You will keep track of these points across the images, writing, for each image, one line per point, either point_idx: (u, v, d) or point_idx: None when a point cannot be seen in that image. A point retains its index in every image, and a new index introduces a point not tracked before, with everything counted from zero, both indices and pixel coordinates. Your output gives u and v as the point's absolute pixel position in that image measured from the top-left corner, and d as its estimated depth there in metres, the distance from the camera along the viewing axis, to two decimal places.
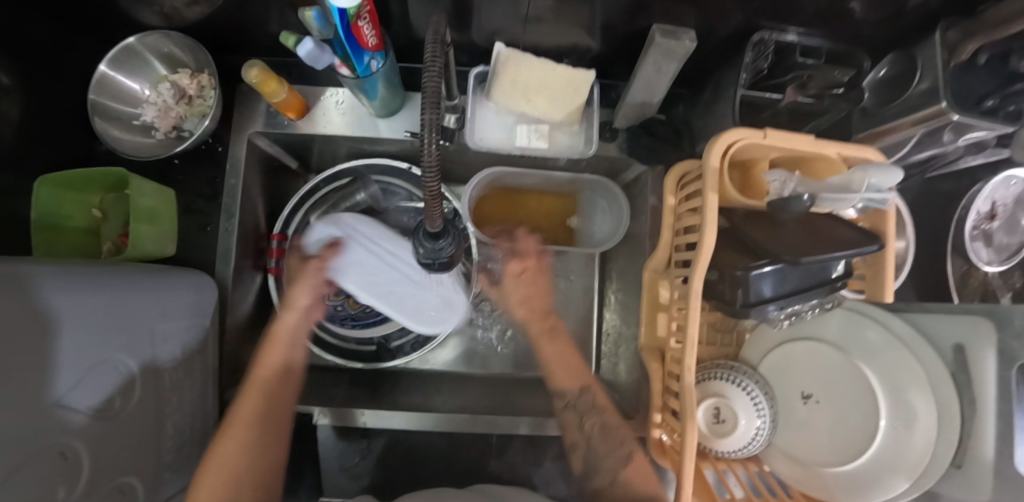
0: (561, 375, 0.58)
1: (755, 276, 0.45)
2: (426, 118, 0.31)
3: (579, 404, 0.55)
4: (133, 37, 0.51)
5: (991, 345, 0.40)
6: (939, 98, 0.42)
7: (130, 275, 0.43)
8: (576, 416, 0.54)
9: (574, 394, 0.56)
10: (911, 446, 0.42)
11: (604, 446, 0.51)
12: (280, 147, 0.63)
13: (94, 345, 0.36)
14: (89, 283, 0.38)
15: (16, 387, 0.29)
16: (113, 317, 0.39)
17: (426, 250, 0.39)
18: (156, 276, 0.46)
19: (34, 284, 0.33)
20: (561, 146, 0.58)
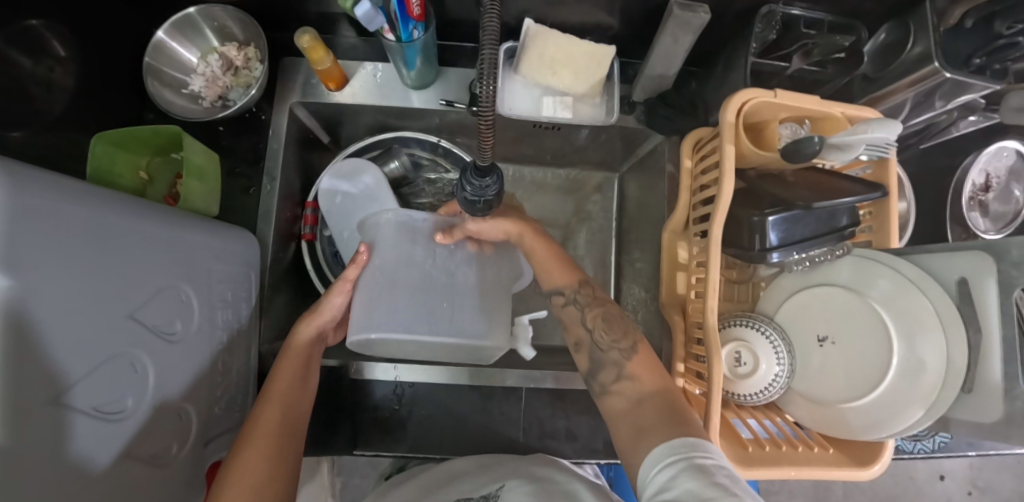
0: (554, 272, 0.52)
1: (769, 223, 0.49)
2: (486, 54, 0.35)
3: (579, 297, 0.51)
4: (193, 8, 0.56)
5: (992, 276, 0.44)
6: (932, 59, 0.47)
7: (191, 218, 0.47)
8: (576, 311, 0.51)
9: (572, 288, 0.51)
10: (921, 379, 0.46)
11: (609, 336, 0.48)
12: (315, 120, 0.66)
13: (159, 270, 0.40)
14: (159, 217, 0.42)
15: (97, 293, 0.33)
16: (175, 251, 0.43)
17: (473, 189, 0.43)
18: (209, 223, 0.50)
19: (119, 205, 0.37)
20: (586, 116, 0.61)
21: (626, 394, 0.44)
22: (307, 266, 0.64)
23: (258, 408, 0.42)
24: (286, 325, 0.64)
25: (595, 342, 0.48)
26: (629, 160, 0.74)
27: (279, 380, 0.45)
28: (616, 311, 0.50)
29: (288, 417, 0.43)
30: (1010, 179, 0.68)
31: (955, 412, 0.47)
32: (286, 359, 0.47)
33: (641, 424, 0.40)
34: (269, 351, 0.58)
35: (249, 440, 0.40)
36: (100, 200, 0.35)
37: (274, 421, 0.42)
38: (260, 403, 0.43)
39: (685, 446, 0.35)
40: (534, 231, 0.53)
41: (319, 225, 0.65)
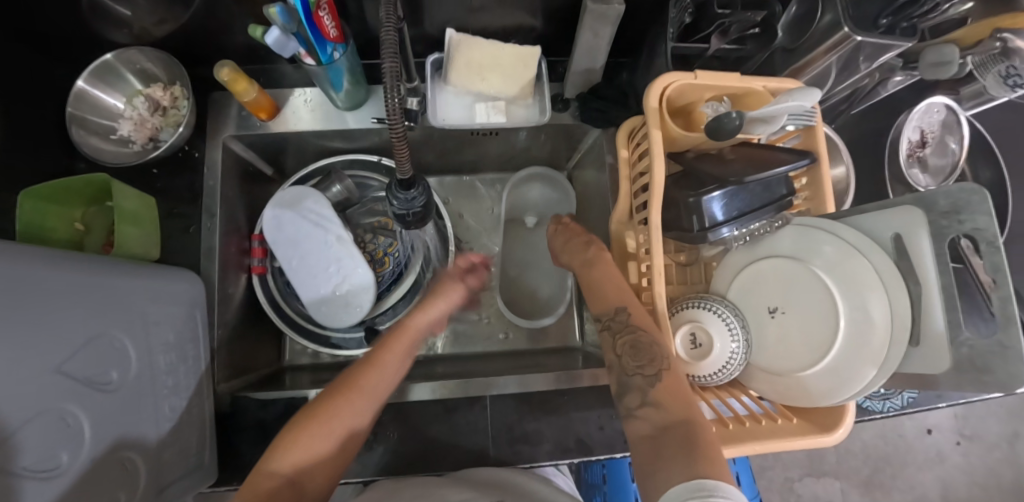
0: (605, 297, 0.54)
1: (706, 200, 0.50)
2: (388, 65, 0.35)
3: (614, 323, 0.51)
4: (110, 53, 0.55)
5: (924, 227, 0.45)
6: (843, 25, 0.49)
7: (121, 266, 0.46)
8: (611, 336, 0.51)
9: (610, 313, 0.52)
10: (871, 340, 0.46)
11: (633, 362, 0.47)
12: (253, 151, 0.66)
13: (89, 319, 0.39)
14: (83, 265, 0.40)
15: (15, 348, 0.31)
16: (103, 298, 0.41)
17: (399, 202, 0.43)
18: (139, 267, 0.48)
19: (34, 257, 0.36)
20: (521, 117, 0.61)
21: (650, 420, 0.44)
22: (260, 298, 0.64)
23: (360, 367, 0.49)
24: (243, 362, 0.63)
25: (622, 367, 0.49)
26: (574, 157, 0.75)
27: (385, 354, 0.51)
28: (648, 337, 0.48)
29: (378, 391, 0.48)
30: (944, 133, 0.71)
31: (908, 367, 0.47)
32: (401, 334, 0.53)
33: (661, 453, 0.40)
34: (227, 390, 0.58)
35: (339, 395, 0.46)
36: (7, 256, 0.33)
37: (365, 388, 0.47)
38: (364, 362, 0.50)
39: (698, 490, 0.34)
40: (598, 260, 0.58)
41: (269, 257, 0.65)
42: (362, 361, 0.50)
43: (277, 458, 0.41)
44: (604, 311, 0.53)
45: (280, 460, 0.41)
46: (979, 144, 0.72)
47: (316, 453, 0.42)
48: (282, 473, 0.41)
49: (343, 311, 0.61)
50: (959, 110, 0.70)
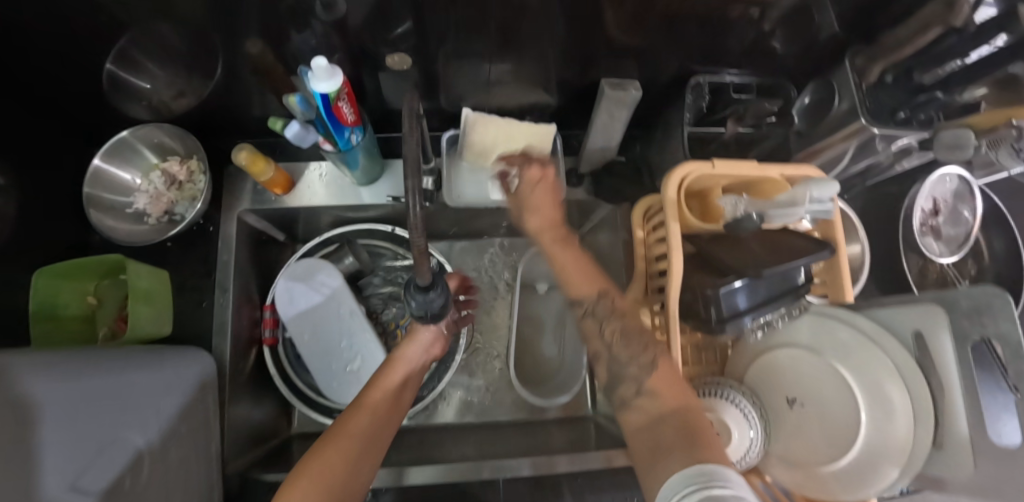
0: (577, 280, 0.50)
1: (726, 292, 0.49)
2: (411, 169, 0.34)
3: (597, 309, 0.49)
4: (128, 131, 0.56)
5: (946, 327, 0.44)
6: (859, 116, 0.49)
7: (119, 369, 0.46)
8: (595, 323, 0.49)
9: (592, 298, 0.49)
10: (891, 433, 0.45)
11: (628, 352, 0.45)
12: (267, 222, 0.66)
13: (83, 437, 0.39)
14: None
15: None
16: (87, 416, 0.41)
17: (418, 303, 0.42)
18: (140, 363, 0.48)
19: None
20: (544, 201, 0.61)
21: (647, 409, 0.41)
22: (270, 370, 0.63)
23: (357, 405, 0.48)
24: (251, 437, 0.62)
25: (615, 355, 0.46)
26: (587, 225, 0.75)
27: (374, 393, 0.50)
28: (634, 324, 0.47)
29: (370, 427, 0.46)
30: (957, 202, 0.71)
31: (933, 468, 0.45)
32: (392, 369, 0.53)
33: (659, 441, 0.38)
34: (236, 469, 0.57)
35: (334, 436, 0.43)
36: None
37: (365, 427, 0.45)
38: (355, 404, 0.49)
39: (702, 476, 0.31)
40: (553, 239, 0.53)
41: (280, 327, 0.65)
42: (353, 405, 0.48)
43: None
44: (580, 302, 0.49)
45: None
46: (992, 213, 0.73)
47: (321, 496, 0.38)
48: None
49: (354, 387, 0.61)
50: (971, 179, 0.70)
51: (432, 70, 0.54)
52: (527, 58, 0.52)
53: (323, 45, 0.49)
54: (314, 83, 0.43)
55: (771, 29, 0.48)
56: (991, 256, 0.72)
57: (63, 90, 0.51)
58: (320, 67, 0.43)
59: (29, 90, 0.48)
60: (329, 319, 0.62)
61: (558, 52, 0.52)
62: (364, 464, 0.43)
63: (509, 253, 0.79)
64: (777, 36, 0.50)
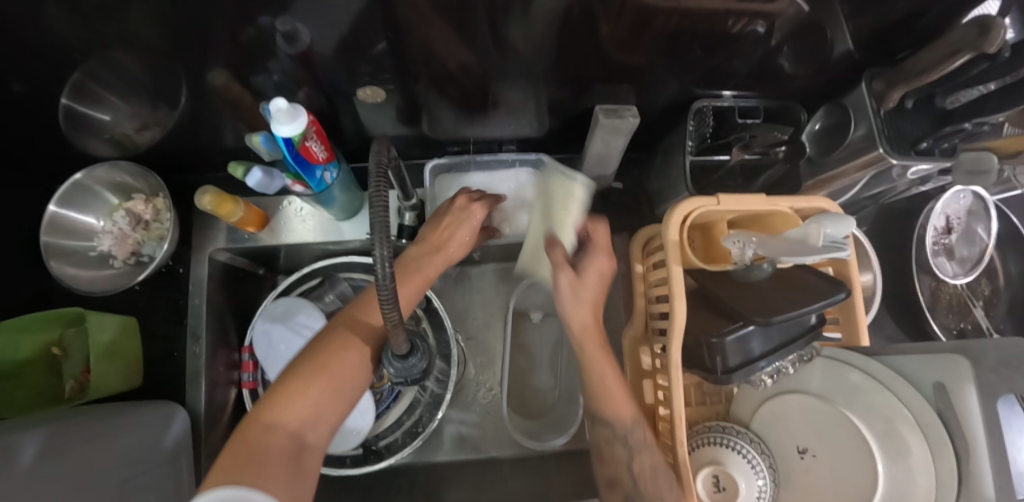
0: (613, 405, 0.44)
1: (731, 341, 0.45)
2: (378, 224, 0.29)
3: (630, 440, 0.43)
4: (80, 173, 0.51)
5: (971, 380, 0.41)
6: (877, 144, 0.45)
7: (113, 431, 0.44)
8: (624, 451, 0.43)
9: (628, 428, 0.44)
10: (911, 488, 0.41)
11: (655, 478, 0.41)
12: (243, 258, 0.62)
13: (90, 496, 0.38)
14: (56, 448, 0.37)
15: None
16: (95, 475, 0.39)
17: (396, 370, 0.38)
18: (130, 427, 0.46)
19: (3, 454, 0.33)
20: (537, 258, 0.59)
21: None
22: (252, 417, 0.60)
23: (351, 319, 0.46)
24: None
25: (637, 480, 0.42)
26: None
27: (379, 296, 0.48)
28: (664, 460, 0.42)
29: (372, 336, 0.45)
30: (971, 220, 0.67)
31: None
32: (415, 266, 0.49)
33: None
34: None
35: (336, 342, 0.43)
36: None
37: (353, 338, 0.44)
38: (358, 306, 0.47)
39: None
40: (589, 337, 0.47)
41: (260, 370, 0.61)
42: (353, 309, 0.47)
43: (278, 411, 0.36)
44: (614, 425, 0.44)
45: (283, 412, 0.36)
46: (1008, 232, 0.69)
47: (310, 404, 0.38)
48: (289, 425, 0.36)
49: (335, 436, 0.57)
50: (987, 196, 0.66)
51: (411, 97, 0.50)
52: (514, 81, 0.48)
53: (290, 76, 0.45)
54: (277, 128, 0.40)
55: (779, 45, 0.44)
56: (1007, 278, 0.68)
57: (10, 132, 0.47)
58: (280, 109, 0.39)
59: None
60: None
61: (548, 74, 0.47)
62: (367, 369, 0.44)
63: (502, 280, 0.76)
64: (787, 56, 0.45)
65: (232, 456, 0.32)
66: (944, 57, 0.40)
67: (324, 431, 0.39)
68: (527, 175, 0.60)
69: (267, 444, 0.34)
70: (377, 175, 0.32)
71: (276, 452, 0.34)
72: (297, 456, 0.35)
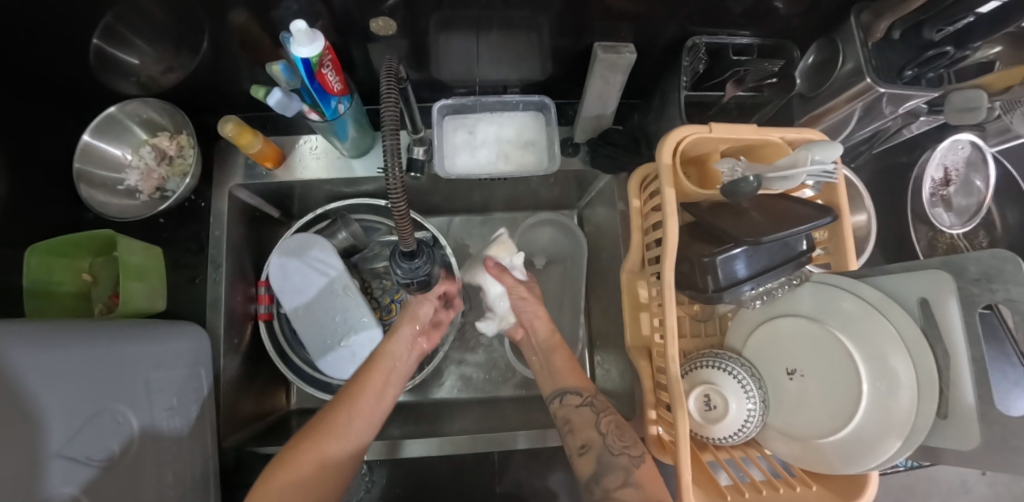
0: (568, 376, 0.58)
1: (722, 260, 0.47)
2: (387, 117, 0.32)
3: (595, 400, 0.54)
4: (114, 107, 0.56)
5: (954, 294, 0.42)
6: (865, 75, 0.47)
7: (74, 330, 0.41)
8: (591, 413, 0.53)
9: (586, 395, 0.55)
10: (893, 403, 0.44)
11: (619, 442, 0.50)
12: (260, 198, 0.66)
13: (73, 398, 0.37)
14: (89, 337, 0.42)
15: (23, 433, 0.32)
16: (74, 373, 0.38)
17: (403, 271, 0.41)
18: (94, 327, 0.43)
19: (48, 335, 0.38)
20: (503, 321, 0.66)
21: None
22: (268, 348, 0.64)
23: (330, 412, 0.49)
24: (252, 411, 0.63)
25: (608, 445, 0.50)
26: (584, 198, 0.75)
27: (350, 395, 0.51)
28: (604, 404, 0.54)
29: (344, 436, 0.48)
30: (970, 171, 0.68)
31: (932, 440, 0.44)
32: (375, 369, 0.53)
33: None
34: (232, 444, 0.58)
35: (312, 444, 0.47)
36: (21, 334, 0.35)
37: (327, 436, 0.47)
38: (336, 404, 0.50)
39: None
40: (562, 356, 0.60)
41: (275, 303, 0.66)
42: (331, 408, 0.50)
43: None
44: (564, 389, 0.56)
45: None
46: (1006, 182, 0.69)
47: None
48: None
49: (347, 362, 0.61)
50: (985, 147, 0.67)
51: (417, 40, 0.53)
52: (518, 25, 0.50)
53: (306, 15, 0.47)
54: (296, 49, 0.42)
55: None
56: (1004, 228, 0.69)
57: (56, 76, 0.50)
58: (300, 31, 0.41)
59: (25, 74, 0.48)
60: (325, 294, 0.62)
61: (552, 20, 0.50)
62: (342, 464, 0.48)
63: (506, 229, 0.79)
64: None
65: None
66: None
67: None
68: (527, 119, 0.63)
69: None
70: (387, 84, 0.35)
71: None
72: None
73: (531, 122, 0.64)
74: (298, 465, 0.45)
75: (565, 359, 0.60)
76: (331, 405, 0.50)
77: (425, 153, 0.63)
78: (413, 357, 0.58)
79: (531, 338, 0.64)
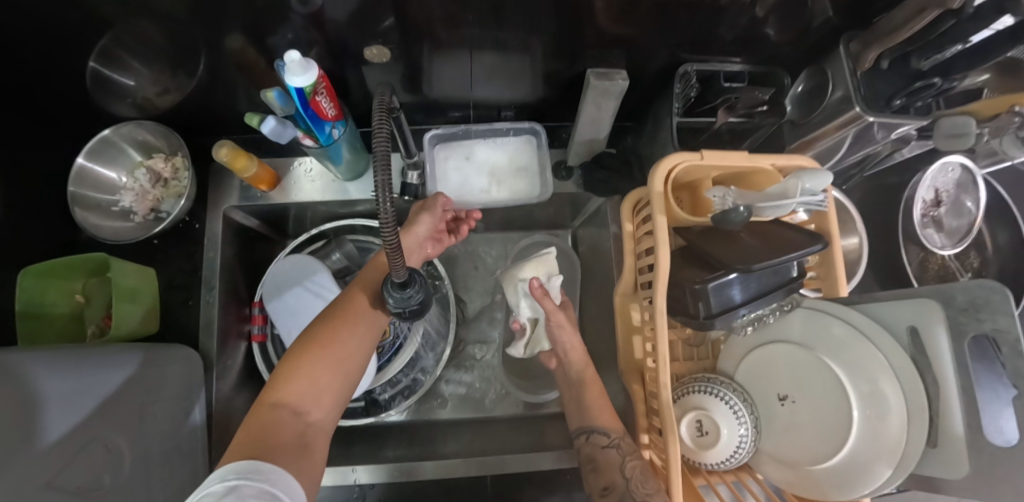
0: (601, 415, 0.54)
1: (713, 287, 0.47)
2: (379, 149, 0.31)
3: (621, 442, 0.51)
4: (109, 130, 0.56)
5: (942, 324, 0.43)
6: (854, 104, 0.48)
7: (84, 358, 0.44)
8: (616, 455, 0.50)
9: (615, 433, 0.52)
10: (884, 429, 0.44)
11: (644, 490, 0.46)
12: (255, 218, 0.66)
13: (56, 432, 0.38)
14: (85, 368, 0.42)
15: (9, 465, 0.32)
16: (64, 406, 0.39)
17: (395, 301, 0.41)
18: (100, 353, 0.45)
19: (41, 368, 0.40)
20: (533, 347, 0.66)
21: None
22: (262, 371, 0.64)
23: (349, 297, 0.49)
24: None
25: (630, 491, 0.46)
26: (579, 218, 0.75)
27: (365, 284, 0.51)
28: (628, 449, 0.51)
29: (365, 317, 0.48)
30: (961, 192, 0.68)
31: (925, 468, 0.44)
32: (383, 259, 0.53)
33: None
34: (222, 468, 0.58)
35: (330, 323, 0.46)
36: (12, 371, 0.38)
37: (351, 315, 0.47)
38: (348, 293, 0.50)
39: None
40: (594, 389, 0.57)
41: (269, 324, 0.66)
42: (345, 292, 0.50)
43: (280, 388, 0.40)
44: (592, 427, 0.53)
45: (286, 388, 0.40)
46: (996, 204, 0.70)
47: (318, 384, 0.42)
48: (293, 403, 0.40)
49: None
50: (975, 169, 0.67)
51: (412, 65, 0.53)
52: (513, 50, 0.51)
53: (302, 42, 0.48)
54: (290, 78, 0.42)
55: (765, 15, 0.46)
56: (994, 248, 0.70)
57: (55, 99, 0.51)
58: (294, 61, 0.42)
59: (21, 97, 0.48)
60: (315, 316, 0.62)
61: (545, 46, 0.50)
62: (368, 343, 0.48)
63: (500, 248, 0.80)
64: (769, 26, 0.48)
65: (248, 431, 0.37)
66: (914, 13, 0.42)
67: (329, 409, 0.42)
68: (520, 146, 0.63)
69: (274, 419, 0.38)
70: (380, 118, 0.35)
71: (284, 427, 0.38)
72: (304, 431, 0.39)
73: (523, 147, 0.64)
74: (328, 340, 0.44)
75: (598, 391, 0.57)
76: (345, 294, 0.50)
77: (420, 175, 0.63)
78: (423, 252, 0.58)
79: (564, 368, 0.60)
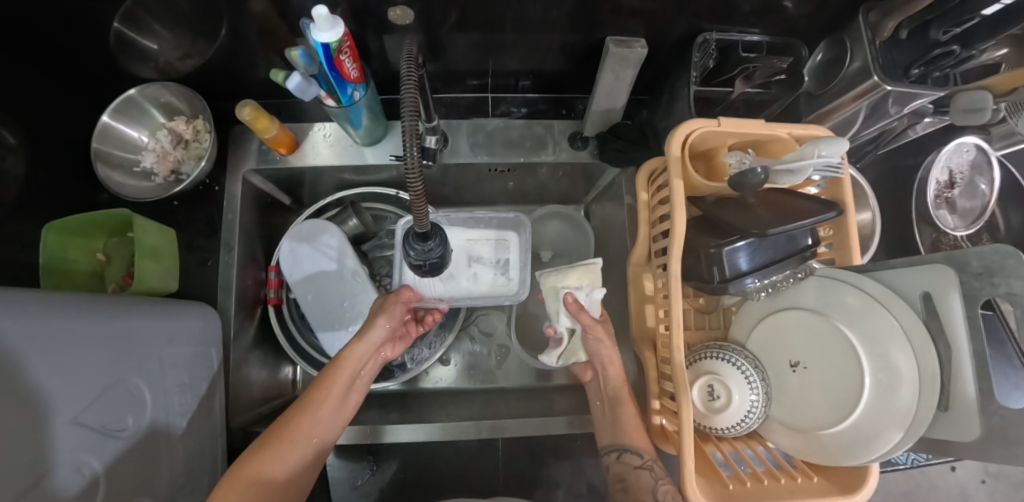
0: (630, 435, 0.54)
1: (728, 251, 0.48)
2: (407, 102, 0.32)
3: (654, 465, 0.51)
4: (134, 90, 0.57)
5: (956, 288, 0.43)
6: (871, 73, 0.48)
7: (81, 299, 0.41)
8: (649, 477, 0.50)
9: (647, 457, 0.52)
10: (894, 398, 0.44)
11: None
12: (272, 184, 0.67)
13: (99, 369, 0.39)
14: (126, 313, 0.44)
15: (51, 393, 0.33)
16: (108, 344, 0.41)
17: (416, 253, 0.42)
18: (131, 303, 0.46)
19: (89, 305, 0.41)
20: (569, 357, 0.64)
21: None
22: (277, 332, 0.65)
23: (295, 415, 0.48)
24: (259, 392, 0.65)
25: None
26: (591, 193, 0.76)
27: (313, 399, 0.50)
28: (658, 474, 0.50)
29: (310, 439, 0.48)
30: (975, 173, 0.69)
31: (936, 432, 0.44)
32: (336, 375, 0.51)
33: None
34: (240, 424, 0.59)
35: (272, 448, 0.45)
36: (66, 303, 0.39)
37: (296, 438, 0.47)
38: (296, 409, 0.49)
39: None
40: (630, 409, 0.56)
41: (285, 288, 0.67)
42: (293, 410, 0.49)
43: None
44: (624, 446, 0.53)
45: None
46: (1010, 186, 0.70)
47: None
48: None
49: None
50: (989, 150, 0.68)
51: (432, 33, 0.54)
52: (532, 19, 0.51)
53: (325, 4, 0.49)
54: (316, 33, 0.43)
55: None
56: (1006, 230, 0.70)
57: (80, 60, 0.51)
58: (321, 17, 0.42)
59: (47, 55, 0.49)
60: (331, 278, 0.64)
61: (564, 15, 0.51)
62: (309, 468, 0.48)
63: None
64: None
65: None
66: None
67: None
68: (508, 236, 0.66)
69: None
70: (407, 69, 0.35)
71: None
72: None
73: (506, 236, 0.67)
74: (263, 474, 0.44)
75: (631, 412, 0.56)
76: (288, 413, 0.49)
77: (437, 141, 0.63)
78: (377, 355, 0.57)
79: (598, 380, 0.60)
